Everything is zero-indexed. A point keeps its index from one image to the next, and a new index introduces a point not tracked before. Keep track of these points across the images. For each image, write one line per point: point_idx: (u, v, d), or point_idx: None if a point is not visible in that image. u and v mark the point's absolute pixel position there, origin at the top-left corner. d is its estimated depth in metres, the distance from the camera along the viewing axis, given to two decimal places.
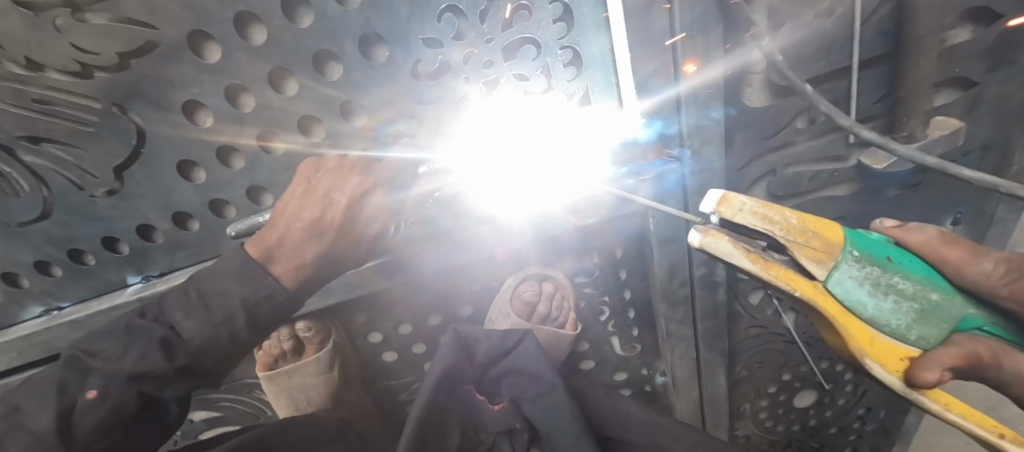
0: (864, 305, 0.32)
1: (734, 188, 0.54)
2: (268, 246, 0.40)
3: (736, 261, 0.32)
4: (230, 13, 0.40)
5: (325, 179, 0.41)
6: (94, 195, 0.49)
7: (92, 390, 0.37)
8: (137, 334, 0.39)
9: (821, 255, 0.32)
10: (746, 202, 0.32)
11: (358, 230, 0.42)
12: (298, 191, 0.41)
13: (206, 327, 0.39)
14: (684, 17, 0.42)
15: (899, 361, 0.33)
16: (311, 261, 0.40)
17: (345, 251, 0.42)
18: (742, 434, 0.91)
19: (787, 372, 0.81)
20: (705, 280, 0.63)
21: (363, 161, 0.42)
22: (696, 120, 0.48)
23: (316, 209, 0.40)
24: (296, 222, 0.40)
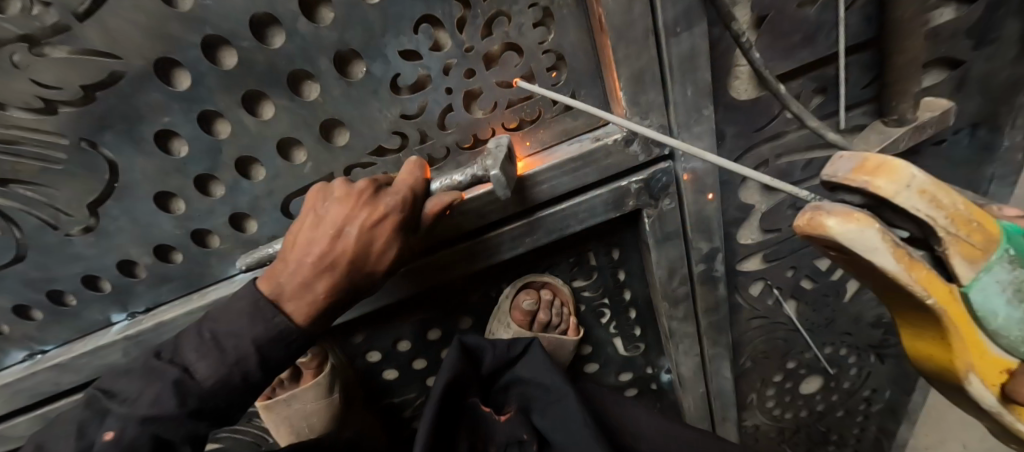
0: (996, 315, 0.29)
1: (727, 181, 0.54)
2: (280, 281, 0.40)
3: (875, 257, 0.26)
4: (197, 38, 0.38)
5: (332, 207, 0.39)
6: (69, 234, 0.47)
7: (109, 432, 0.39)
8: (152, 375, 0.40)
9: (977, 253, 0.28)
10: (911, 176, 0.26)
11: (369, 262, 0.40)
12: (306, 221, 0.40)
13: (220, 368, 0.39)
14: (667, 13, 0.40)
15: (998, 373, 0.31)
16: (324, 296, 0.40)
17: (363, 282, 0.41)
18: (751, 425, 0.90)
19: (792, 360, 0.81)
20: (708, 279, 0.61)
21: (370, 187, 0.40)
22: (684, 117, 0.46)
23: (325, 241, 0.39)
24: (305, 257, 0.39)
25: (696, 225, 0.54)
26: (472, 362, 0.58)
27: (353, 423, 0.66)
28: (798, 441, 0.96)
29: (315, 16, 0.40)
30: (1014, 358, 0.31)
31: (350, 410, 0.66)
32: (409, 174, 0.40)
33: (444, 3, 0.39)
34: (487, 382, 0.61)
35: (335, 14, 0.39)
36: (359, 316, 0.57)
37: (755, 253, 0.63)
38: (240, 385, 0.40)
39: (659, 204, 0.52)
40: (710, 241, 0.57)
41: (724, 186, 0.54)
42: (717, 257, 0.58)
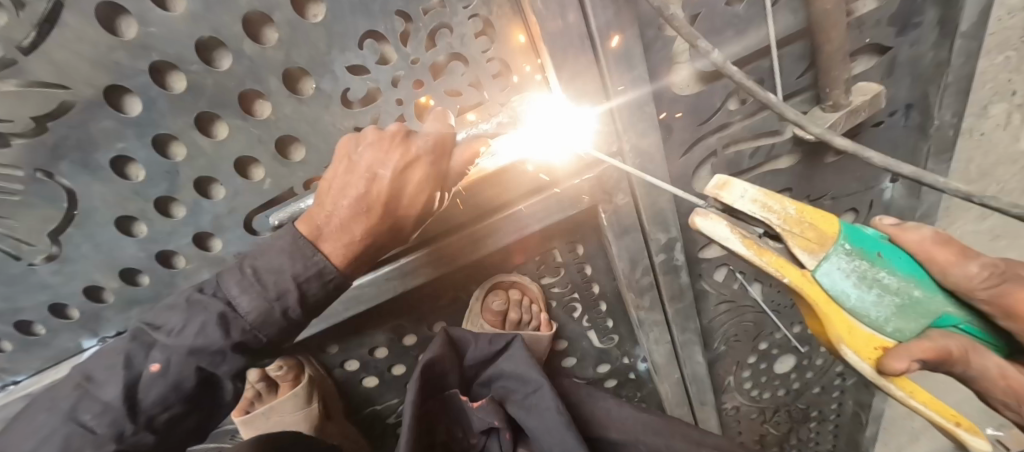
0: (847, 295, 0.34)
1: (681, 173, 0.56)
2: (318, 222, 0.40)
3: (732, 245, 0.33)
4: (146, 65, 0.39)
5: (367, 151, 0.39)
6: (33, 263, 0.46)
7: (156, 363, 0.38)
8: (197, 308, 0.38)
9: (813, 246, 0.34)
10: (747, 190, 0.33)
11: (402, 206, 0.40)
12: (340, 168, 0.40)
13: (261, 302, 0.38)
14: (597, 19, 0.42)
15: (873, 350, 0.35)
16: (362, 237, 0.39)
17: (395, 228, 0.41)
18: (731, 407, 0.89)
19: (763, 341, 0.79)
20: (671, 268, 0.61)
21: (402, 130, 0.39)
22: (626, 114, 0.48)
23: (361, 183, 0.38)
24: (343, 199, 0.39)
25: (651, 217, 0.55)
26: (457, 352, 0.59)
27: (331, 433, 0.65)
28: (779, 420, 0.98)
29: (260, 39, 0.41)
30: (889, 337, 0.35)
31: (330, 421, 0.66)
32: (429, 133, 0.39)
33: (387, 19, 0.41)
34: (468, 378, 0.62)
35: (282, 35, 0.40)
36: (332, 326, 0.58)
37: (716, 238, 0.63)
38: (261, 346, 0.40)
39: (613, 199, 0.53)
40: (667, 231, 0.57)
41: (677, 178, 0.56)
42: (677, 246, 0.59)
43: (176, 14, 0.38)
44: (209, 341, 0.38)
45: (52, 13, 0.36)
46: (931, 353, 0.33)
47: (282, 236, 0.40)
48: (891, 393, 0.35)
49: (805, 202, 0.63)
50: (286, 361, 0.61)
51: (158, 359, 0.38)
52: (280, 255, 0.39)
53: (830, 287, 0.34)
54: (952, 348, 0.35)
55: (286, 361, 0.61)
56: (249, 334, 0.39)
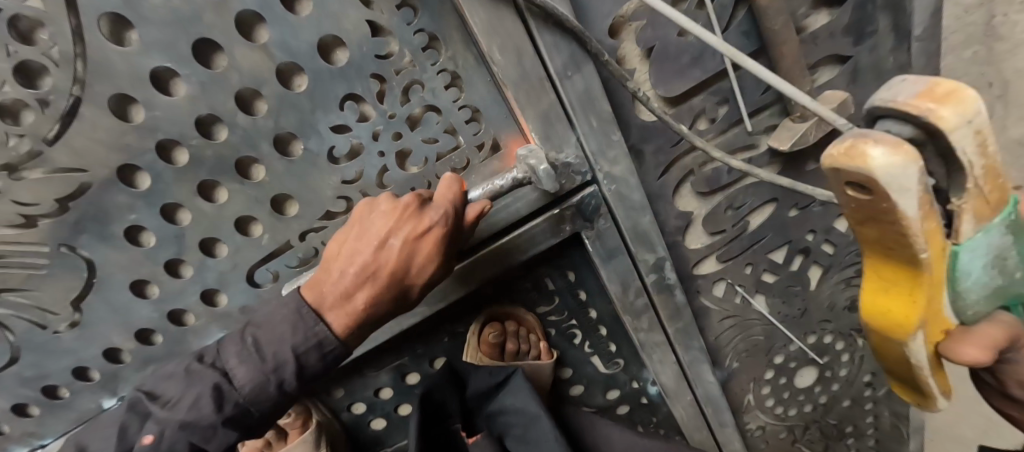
0: (967, 275, 0.31)
1: (659, 194, 0.57)
2: (324, 290, 0.42)
3: (906, 201, 0.26)
4: (152, 145, 0.44)
5: (379, 220, 0.42)
6: (58, 331, 0.50)
7: (150, 435, 0.41)
8: (194, 379, 0.41)
9: (985, 210, 0.30)
10: (969, 124, 0.26)
11: (406, 280, 0.42)
12: (353, 231, 0.43)
13: (256, 374, 0.41)
14: (556, 61, 0.46)
15: (938, 332, 0.34)
16: (364, 308, 0.41)
17: (397, 294, 0.42)
18: (754, 428, 0.80)
19: (778, 354, 0.74)
20: (664, 288, 0.59)
21: (416, 202, 0.42)
22: (595, 144, 0.50)
23: (367, 254, 0.41)
24: (346, 269, 0.41)
25: (635, 238, 0.55)
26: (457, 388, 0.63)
27: None
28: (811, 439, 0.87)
29: (252, 111, 0.45)
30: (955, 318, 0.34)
31: None
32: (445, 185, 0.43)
33: (363, 81, 0.45)
34: (471, 412, 0.63)
35: (270, 105, 0.45)
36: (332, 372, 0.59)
37: (707, 255, 0.63)
38: (253, 420, 0.42)
39: (593, 225, 0.54)
40: (654, 251, 0.57)
41: (657, 198, 0.57)
42: (667, 265, 0.58)
43: (177, 97, 0.43)
44: (201, 414, 0.40)
45: (70, 109, 0.41)
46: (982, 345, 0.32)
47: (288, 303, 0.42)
48: (918, 369, 0.35)
49: (794, 210, 0.63)
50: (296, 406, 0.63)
51: (151, 432, 0.40)
52: (282, 324, 0.41)
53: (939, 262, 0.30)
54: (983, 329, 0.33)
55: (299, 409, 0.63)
56: (241, 406, 0.41)
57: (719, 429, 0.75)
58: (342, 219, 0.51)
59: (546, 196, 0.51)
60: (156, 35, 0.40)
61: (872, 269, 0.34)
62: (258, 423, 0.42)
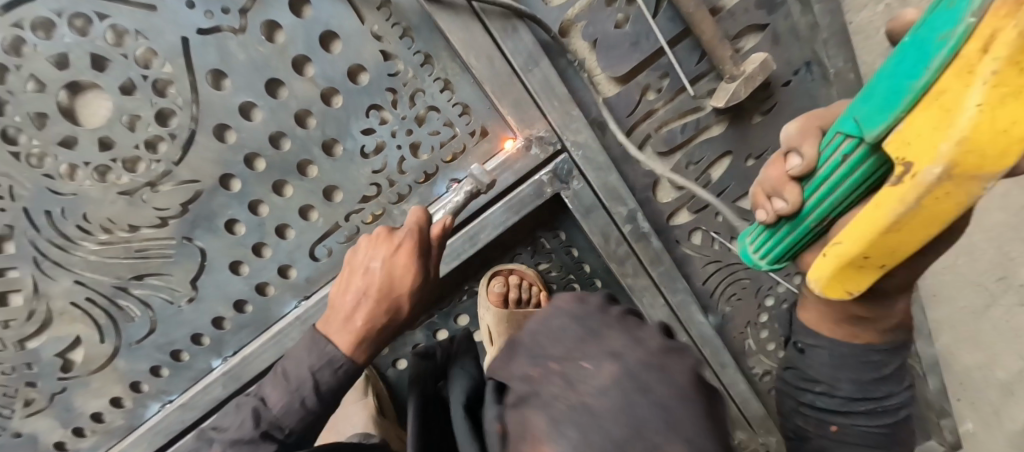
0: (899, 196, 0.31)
1: (624, 156, 0.69)
2: (336, 320, 0.55)
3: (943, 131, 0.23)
4: (240, 157, 0.62)
5: (369, 252, 0.56)
6: (181, 305, 0.68)
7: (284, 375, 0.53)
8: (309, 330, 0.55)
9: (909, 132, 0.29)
10: None
11: (401, 278, 0.54)
12: (348, 275, 0.56)
13: (345, 315, 0.55)
14: (518, 61, 0.61)
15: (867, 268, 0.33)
16: (364, 322, 0.54)
17: (398, 286, 0.55)
18: (761, 372, 0.86)
19: (766, 296, 0.82)
20: (641, 236, 0.71)
21: (387, 231, 0.56)
22: (560, 119, 0.64)
23: (363, 279, 0.55)
24: (364, 270, 0.55)
25: (607, 194, 0.68)
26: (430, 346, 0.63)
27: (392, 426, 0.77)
28: None
29: (305, 125, 0.63)
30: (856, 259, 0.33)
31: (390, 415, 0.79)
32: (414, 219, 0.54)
33: (381, 94, 0.62)
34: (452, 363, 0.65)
35: (317, 120, 0.62)
36: None
37: (678, 208, 0.74)
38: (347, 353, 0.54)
39: (570, 185, 0.67)
40: (625, 204, 0.69)
41: (623, 161, 0.70)
42: (639, 215, 0.70)
43: (254, 121, 0.61)
44: (318, 348, 0.53)
45: (187, 138, 0.61)
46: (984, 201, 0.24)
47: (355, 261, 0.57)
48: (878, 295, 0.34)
49: (751, 160, 0.72)
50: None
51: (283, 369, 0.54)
52: (360, 278, 0.55)
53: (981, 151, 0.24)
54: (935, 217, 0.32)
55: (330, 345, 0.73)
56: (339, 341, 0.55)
57: (723, 371, 0.81)
58: (376, 203, 0.67)
59: (528, 163, 0.65)
60: (243, 80, 0.60)
61: (903, 153, 0.25)
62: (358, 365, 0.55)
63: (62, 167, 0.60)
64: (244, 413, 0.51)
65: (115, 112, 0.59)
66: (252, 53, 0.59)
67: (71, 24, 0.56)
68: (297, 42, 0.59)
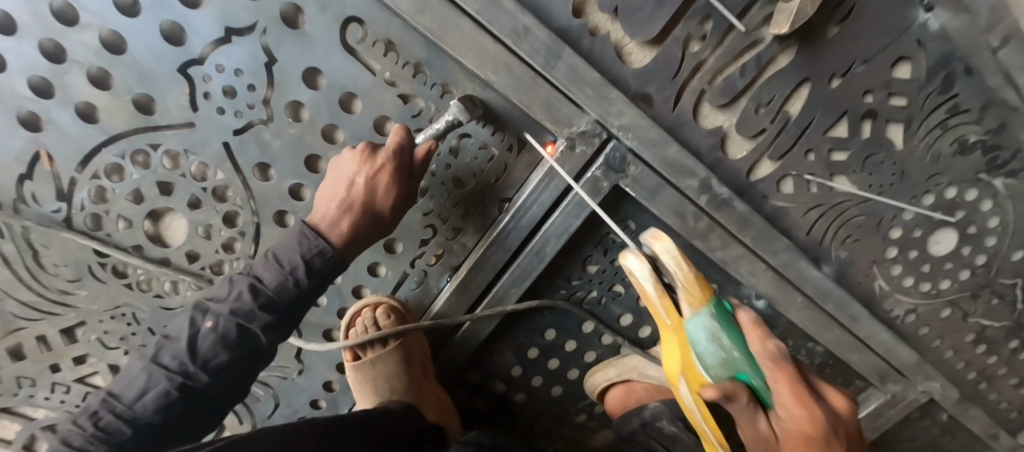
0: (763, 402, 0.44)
1: (680, 120, 0.61)
2: (336, 230, 0.57)
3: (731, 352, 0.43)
4: None
5: (348, 165, 0.56)
6: (294, 378, 0.73)
7: (209, 322, 0.57)
8: (237, 283, 0.58)
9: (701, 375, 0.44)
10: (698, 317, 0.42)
11: (375, 178, 0.55)
12: (353, 159, 0.56)
13: (281, 276, 0.56)
14: (536, 60, 0.56)
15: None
16: (348, 230, 0.57)
17: (382, 212, 0.57)
18: (903, 314, 0.74)
19: (895, 228, 0.69)
20: (721, 204, 0.64)
21: (371, 148, 0.56)
22: (597, 107, 0.58)
23: (344, 188, 0.56)
24: (352, 179, 0.56)
25: (669, 169, 0.62)
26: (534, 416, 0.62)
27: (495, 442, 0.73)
28: (992, 310, 0.75)
29: None
30: None
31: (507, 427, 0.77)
32: (396, 133, 0.55)
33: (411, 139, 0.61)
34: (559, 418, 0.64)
35: None
36: (473, 357, 0.74)
37: (758, 159, 0.64)
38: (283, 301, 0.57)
39: (627, 172, 0.61)
40: (694, 174, 0.62)
41: (679, 127, 0.62)
42: (714, 182, 0.63)
43: (307, 200, 0.64)
44: (243, 302, 0.57)
45: (254, 232, 0.65)
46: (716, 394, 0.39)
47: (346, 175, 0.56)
48: None
49: (835, 80, 0.60)
50: (364, 378, 0.67)
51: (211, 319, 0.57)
52: (331, 195, 0.57)
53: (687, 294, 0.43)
54: (730, 402, 0.42)
55: (350, 371, 0.67)
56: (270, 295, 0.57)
57: (855, 324, 0.71)
58: (434, 244, 0.66)
59: (575, 162, 0.60)
60: (284, 165, 0.61)
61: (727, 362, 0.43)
62: (282, 304, 0.57)
63: (166, 285, 0.68)
64: (241, 287, 0.57)
65: (191, 226, 0.64)
66: (284, 138, 0.60)
67: (134, 161, 0.61)
68: (320, 114, 0.59)
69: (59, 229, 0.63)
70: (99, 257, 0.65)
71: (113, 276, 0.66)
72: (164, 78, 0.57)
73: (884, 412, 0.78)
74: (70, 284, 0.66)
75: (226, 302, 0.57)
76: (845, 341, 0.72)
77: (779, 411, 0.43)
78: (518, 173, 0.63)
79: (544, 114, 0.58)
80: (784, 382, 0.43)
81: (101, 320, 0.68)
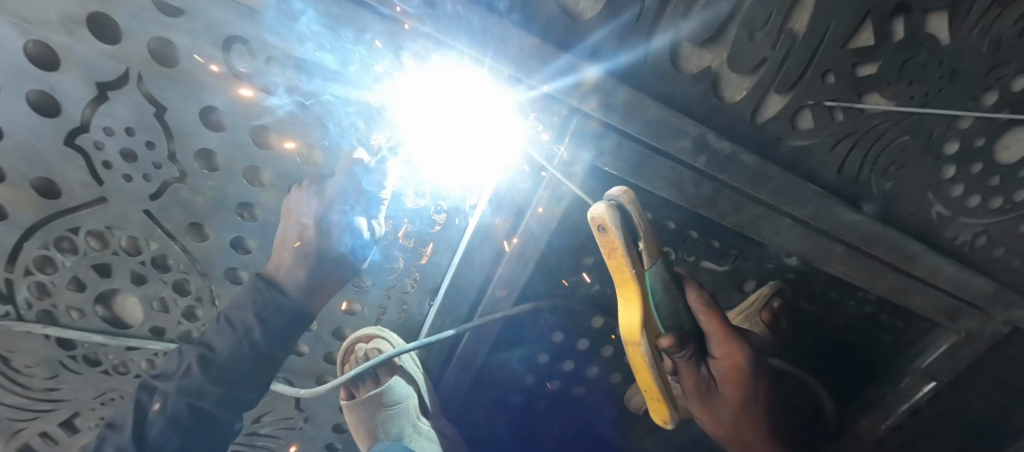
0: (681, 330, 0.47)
1: (659, 71, 0.49)
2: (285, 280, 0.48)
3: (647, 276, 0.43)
4: None
5: (295, 207, 0.50)
6: (301, 425, 0.70)
7: (157, 402, 0.43)
8: (185, 354, 0.45)
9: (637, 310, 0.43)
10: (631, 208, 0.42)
11: (328, 229, 0.48)
12: (303, 196, 0.50)
13: (232, 340, 0.45)
14: (463, 41, 0.44)
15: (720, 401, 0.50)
16: (304, 279, 0.48)
17: (337, 256, 0.49)
18: (968, 239, 0.64)
19: (950, 142, 0.56)
20: (726, 162, 0.54)
21: (314, 182, 0.50)
22: (551, 79, 0.48)
23: (295, 234, 0.49)
24: (304, 219, 0.49)
25: (655, 134, 0.52)
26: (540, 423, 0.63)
27: None
28: None
29: None
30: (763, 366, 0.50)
31: (534, 425, 0.74)
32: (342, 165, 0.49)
33: None
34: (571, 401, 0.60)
35: None
36: (482, 373, 0.68)
37: (764, 97, 0.52)
38: (238, 375, 0.44)
39: (602, 150, 0.52)
40: (686, 134, 0.52)
41: (660, 80, 0.50)
42: (711, 137, 0.53)
43: (254, 250, 0.58)
44: (190, 379, 0.43)
45: (212, 294, 0.60)
46: (672, 340, 0.44)
47: (293, 221, 0.50)
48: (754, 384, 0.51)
49: None
50: (359, 420, 0.61)
51: (158, 400, 0.43)
52: (284, 252, 0.49)
53: (649, 257, 0.43)
54: (676, 349, 0.46)
55: (346, 410, 0.61)
56: (224, 372, 0.44)
57: (910, 264, 0.64)
58: (405, 270, 0.59)
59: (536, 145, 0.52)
60: (218, 220, 0.55)
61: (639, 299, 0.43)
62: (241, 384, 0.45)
63: (144, 363, 0.64)
64: (189, 360, 0.44)
65: (145, 301, 0.60)
66: (208, 192, 0.53)
67: (61, 249, 0.55)
68: (237, 158, 0.51)
69: (16, 332, 0.58)
70: (67, 351, 0.61)
71: (87, 365, 0.63)
72: (52, 155, 0.48)
73: (958, 351, 0.73)
74: (50, 381, 0.63)
75: (176, 377, 0.44)
76: (884, 277, 0.65)
77: (716, 351, 0.50)
78: (481, 173, 0.54)
79: (489, 102, 0.49)
80: (716, 327, 0.49)
81: (93, 407, 0.66)
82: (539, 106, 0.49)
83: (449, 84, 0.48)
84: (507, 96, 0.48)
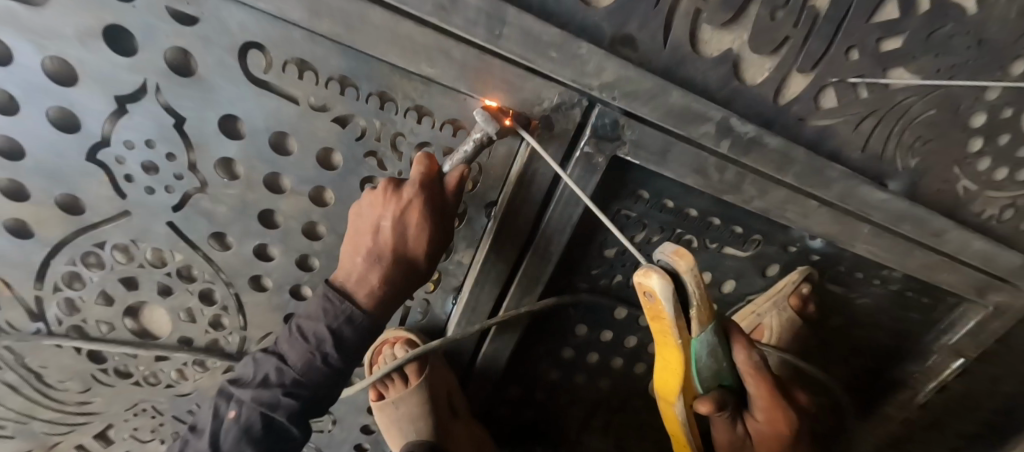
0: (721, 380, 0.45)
1: (677, 57, 0.48)
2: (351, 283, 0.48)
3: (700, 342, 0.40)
4: (286, 293, 0.61)
5: (368, 210, 0.48)
6: (330, 428, 0.70)
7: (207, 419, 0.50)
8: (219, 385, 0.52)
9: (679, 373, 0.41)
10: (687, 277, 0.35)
11: (402, 238, 0.47)
12: (377, 200, 0.47)
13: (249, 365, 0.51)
14: (481, 35, 0.44)
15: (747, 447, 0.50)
16: (381, 284, 0.48)
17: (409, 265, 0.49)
18: (995, 212, 0.63)
19: (976, 114, 0.55)
20: (749, 145, 0.53)
21: (391, 185, 0.47)
22: (570, 70, 0.47)
23: (368, 239, 0.47)
24: (381, 222, 0.47)
25: (676, 121, 0.51)
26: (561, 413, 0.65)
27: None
28: None
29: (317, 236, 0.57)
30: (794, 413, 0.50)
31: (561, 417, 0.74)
32: (419, 165, 0.46)
33: (364, 166, 0.52)
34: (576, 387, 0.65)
35: (325, 225, 0.56)
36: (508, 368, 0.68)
37: (785, 77, 0.51)
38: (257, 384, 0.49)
39: (622, 141, 0.51)
40: (708, 120, 0.51)
41: (679, 66, 0.49)
42: (734, 122, 0.52)
43: (276, 258, 0.58)
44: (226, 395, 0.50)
45: (237, 302, 0.60)
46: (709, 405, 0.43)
47: (365, 220, 0.48)
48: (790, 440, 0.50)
49: None
50: (390, 420, 0.62)
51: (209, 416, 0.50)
52: (355, 256, 0.48)
53: (701, 326, 0.38)
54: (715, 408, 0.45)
55: (376, 411, 0.62)
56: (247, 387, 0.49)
57: (939, 242, 0.63)
58: None
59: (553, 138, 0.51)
60: (240, 229, 0.55)
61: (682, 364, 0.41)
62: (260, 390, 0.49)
63: (174, 373, 0.64)
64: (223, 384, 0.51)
65: (172, 313, 0.60)
66: (229, 202, 0.53)
67: (88, 264, 0.55)
68: (258, 166, 0.51)
69: (47, 348, 0.59)
70: (97, 365, 0.62)
71: (119, 377, 0.63)
72: (75, 172, 0.48)
73: (986, 327, 0.72)
74: (83, 395, 0.64)
75: (256, 383, 0.48)
76: (911, 256, 0.64)
77: (757, 414, 0.49)
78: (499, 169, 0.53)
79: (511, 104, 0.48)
80: (763, 392, 0.47)
81: (126, 419, 0.67)
82: (557, 99, 0.49)
83: (467, 77, 0.47)
84: (526, 90, 0.48)
